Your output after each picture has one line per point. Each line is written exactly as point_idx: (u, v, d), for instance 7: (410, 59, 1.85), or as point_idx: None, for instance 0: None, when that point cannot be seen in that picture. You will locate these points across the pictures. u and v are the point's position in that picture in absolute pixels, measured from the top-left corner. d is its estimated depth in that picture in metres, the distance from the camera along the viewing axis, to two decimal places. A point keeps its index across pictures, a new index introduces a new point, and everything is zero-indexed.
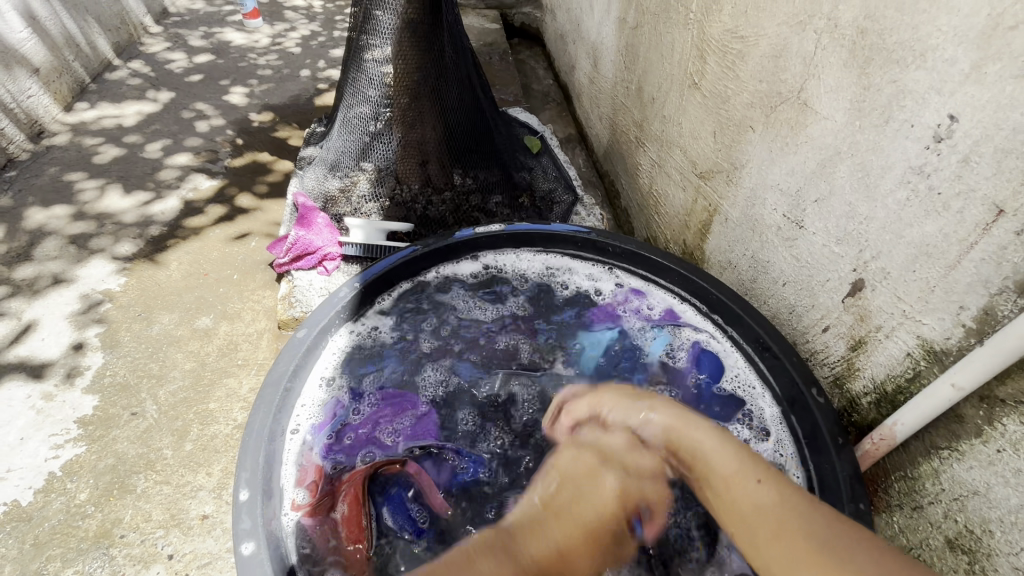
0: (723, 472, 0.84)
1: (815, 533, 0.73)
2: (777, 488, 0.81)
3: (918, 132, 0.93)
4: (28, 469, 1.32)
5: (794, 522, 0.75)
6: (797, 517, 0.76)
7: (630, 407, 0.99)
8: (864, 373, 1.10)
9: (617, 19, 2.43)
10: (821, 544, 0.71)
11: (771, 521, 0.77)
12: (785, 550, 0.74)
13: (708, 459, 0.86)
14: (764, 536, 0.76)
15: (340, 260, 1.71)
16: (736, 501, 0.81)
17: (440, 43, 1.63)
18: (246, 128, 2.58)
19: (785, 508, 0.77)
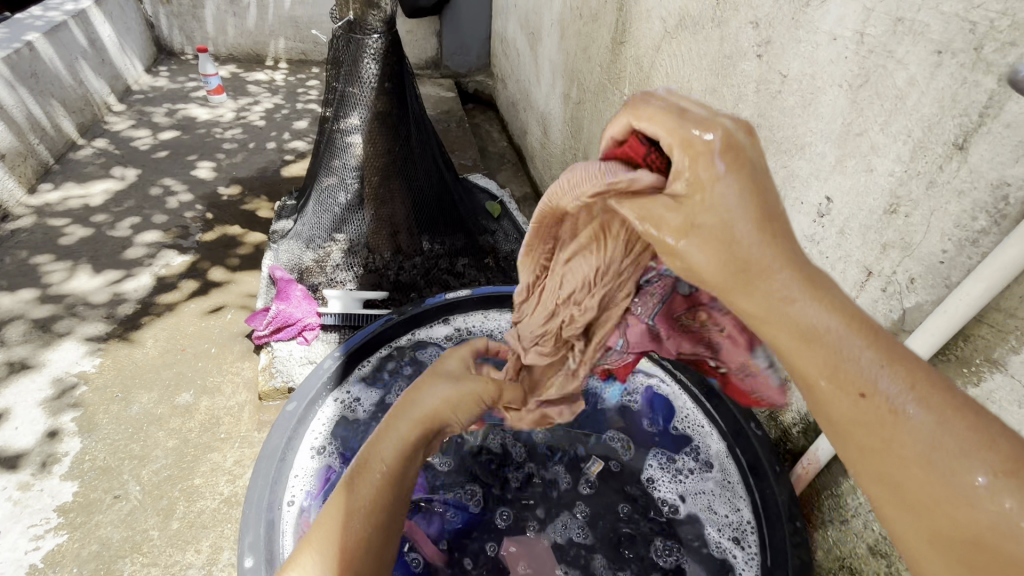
0: (833, 366, 0.51)
1: (941, 458, 0.48)
2: (917, 387, 0.50)
3: (806, 209, 1.16)
4: (7, 563, 1.32)
5: (916, 443, 0.49)
6: (924, 441, 0.48)
7: (719, 236, 0.54)
8: (790, 408, 1.27)
9: (561, 94, 2.72)
10: (944, 481, 0.48)
11: (875, 437, 0.50)
12: (884, 477, 0.51)
13: (810, 345, 0.52)
14: (864, 451, 0.52)
15: (319, 329, 1.79)
16: (831, 402, 0.52)
17: (406, 130, 1.80)
18: (216, 202, 2.67)
19: (908, 428, 0.49)
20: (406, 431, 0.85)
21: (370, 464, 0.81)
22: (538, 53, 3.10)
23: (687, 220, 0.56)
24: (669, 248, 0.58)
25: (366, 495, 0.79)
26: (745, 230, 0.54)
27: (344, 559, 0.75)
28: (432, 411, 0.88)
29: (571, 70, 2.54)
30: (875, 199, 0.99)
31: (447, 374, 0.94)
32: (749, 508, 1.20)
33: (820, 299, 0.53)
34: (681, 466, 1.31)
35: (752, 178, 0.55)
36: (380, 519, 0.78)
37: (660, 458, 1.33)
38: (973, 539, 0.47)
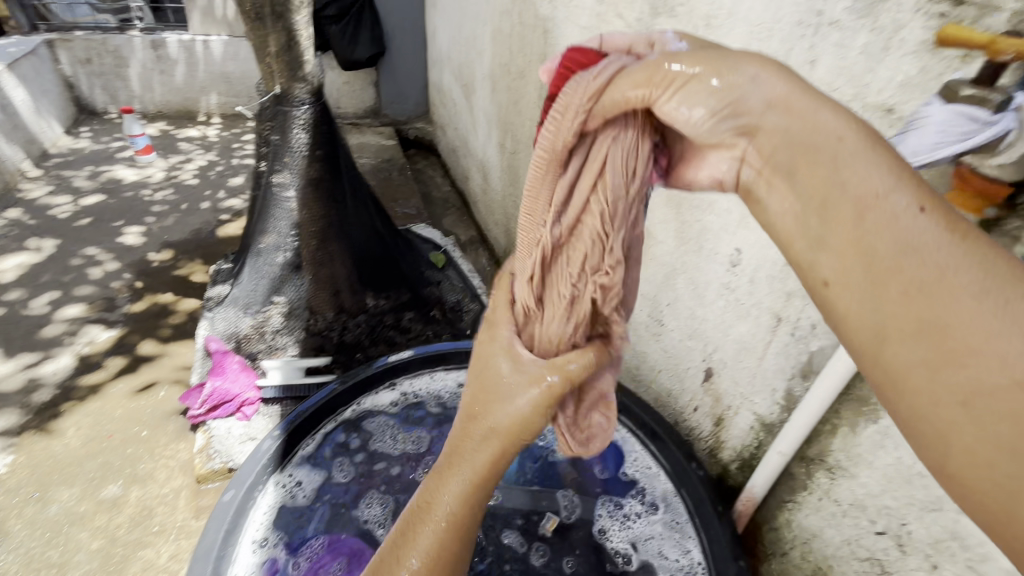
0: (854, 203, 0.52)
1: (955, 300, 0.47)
2: (947, 227, 0.49)
3: (720, 259, 1.25)
4: None
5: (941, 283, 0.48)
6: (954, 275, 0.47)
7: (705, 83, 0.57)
8: (727, 445, 1.33)
9: (497, 143, 2.82)
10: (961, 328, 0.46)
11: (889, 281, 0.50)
12: (900, 339, 0.50)
13: (846, 172, 0.53)
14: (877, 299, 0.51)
15: (259, 403, 1.71)
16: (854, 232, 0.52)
17: (341, 194, 1.80)
18: (146, 268, 2.55)
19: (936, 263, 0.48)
20: (468, 472, 0.77)
21: (432, 503, 0.78)
22: (473, 103, 3.21)
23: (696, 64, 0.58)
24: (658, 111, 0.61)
25: (429, 536, 0.77)
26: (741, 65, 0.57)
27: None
28: (497, 436, 0.76)
29: (504, 122, 2.64)
30: (776, 252, 1.08)
31: (508, 389, 0.76)
32: (698, 549, 1.23)
33: (841, 118, 0.55)
34: (628, 512, 1.33)
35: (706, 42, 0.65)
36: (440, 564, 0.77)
37: (609, 506, 1.36)
38: (992, 391, 0.45)
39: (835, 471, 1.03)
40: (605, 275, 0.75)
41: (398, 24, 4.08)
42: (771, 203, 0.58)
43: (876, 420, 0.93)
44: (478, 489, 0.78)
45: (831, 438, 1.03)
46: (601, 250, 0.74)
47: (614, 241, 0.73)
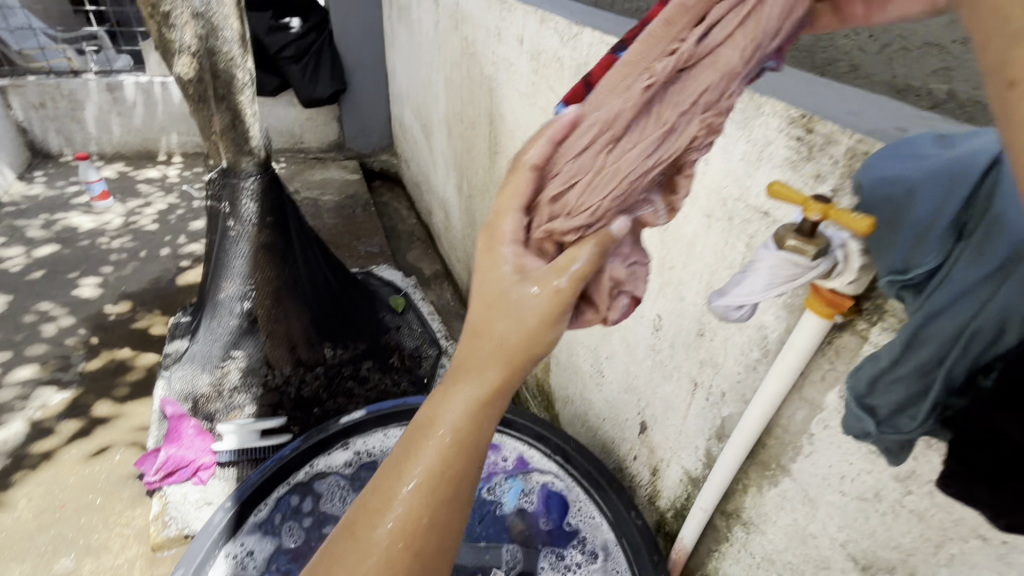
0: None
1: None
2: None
3: (646, 322, 1.34)
4: None
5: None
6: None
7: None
8: (663, 494, 1.41)
9: (455, 185, 2.90)
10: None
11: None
12: None
13: None
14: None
15: (215, 467, 1.74)
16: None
17: (293, 254, 1.85)
18: (102, 322, 2.53)
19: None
20: (473, 389, 0.64)
21: (432, 419, 0.65)
22: (432, 144, 3.29)
23: None
24: None
25: (427, 463, 0.64)
26: None
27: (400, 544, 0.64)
28: (498, 347, 0.62)
29: (459, 166, 2.72)
30: (689, 322, 1.18)
31: (518, 295, 0.61)
32: None
33: None
34: (569, 563, 1.40)
35: None
36: (444, 488, 0.64)
37: (552, 558, 1.43)
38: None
39: (748, 526, 1.12)
40: (713, 118, 0.62)
41: (359, 62, 4.15)
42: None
43: (775, 483, 1.02)
44: (490, 408, 0.64)
45: (743, 496, 1.11)
46: (724, 88, 0.60)
47: (737, 86, 0.61)
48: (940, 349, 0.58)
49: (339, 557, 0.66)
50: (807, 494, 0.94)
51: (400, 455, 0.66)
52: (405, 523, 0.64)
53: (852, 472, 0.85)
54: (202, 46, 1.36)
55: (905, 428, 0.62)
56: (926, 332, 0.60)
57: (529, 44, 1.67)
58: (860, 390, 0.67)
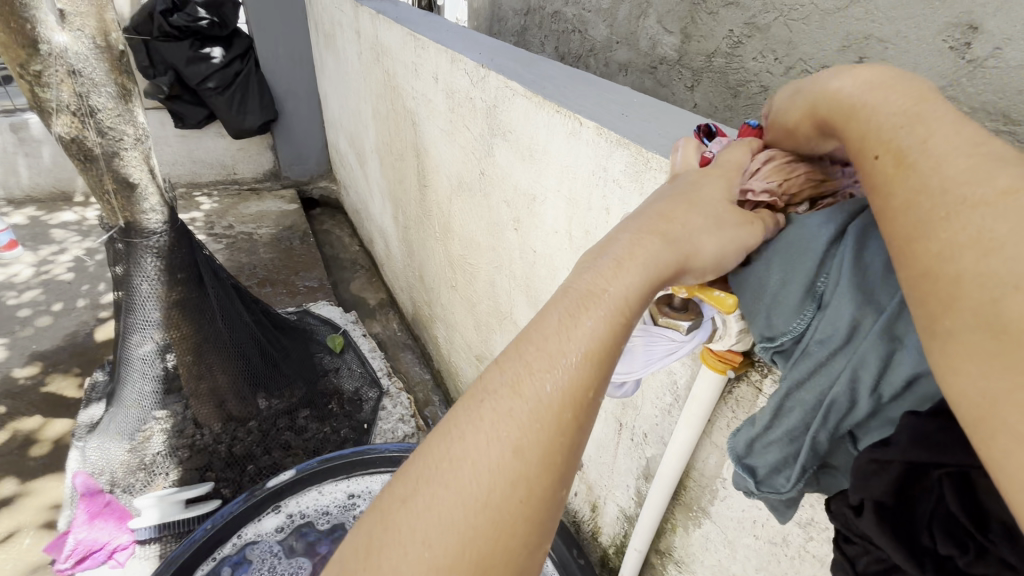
0: (856, 103, 0.50)
1: (982, 181, 0.39)
2: (940, 145, 0.43)
3: None
4: None
5: (941, 188, 0.41)
6: (903, 194, 0.43)
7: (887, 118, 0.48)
8: (603, 530, 1.40)
9: (391, 215, 2.85)
10: (953, 210, 0.39)
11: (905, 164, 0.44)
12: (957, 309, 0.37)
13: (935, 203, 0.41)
14: (875, 182, 0.46)
15: (133, 546, 1.63)
16: (873, 110, 0.49)
17: (212, 307, 1.75)
18: (11, 388, 2.33)
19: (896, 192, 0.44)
20: (649, 260, 0.52)
21: (593, 287, 0.51)
22: (367, 173, 3.22)
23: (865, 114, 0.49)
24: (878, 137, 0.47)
25: (571, 351, 0.48)
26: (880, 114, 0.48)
27: (537, 440, 0.46)
28: (661, 224, 0.55)
29: (394, 196, 2.68)
30: None
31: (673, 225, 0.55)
32: None
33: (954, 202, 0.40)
34: None
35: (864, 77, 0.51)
36: (578, 401, 0.48)
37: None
38: (970, 300, 0.37)
39: (680, 565, 1.12)
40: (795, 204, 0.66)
41: (290, 89, 4.04)
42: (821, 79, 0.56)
43: (697, 525, 1.02)
44: (659, 289, 0.53)
45: (672, 535, 1.11)
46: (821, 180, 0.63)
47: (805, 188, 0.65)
48: (806, 418, 0.60)
49: (417, 471, 0.46)
50: (727, 537, 0.95)
51: (539, 326, 0.50)
52: (547, 422, 0.47)
53: (763, 517, 0.86)
54: (83, 104, 1.34)
55: (782, 488, 0.64)
56: (793, 401, 0.61)
57: (444, 83, 1.66)
58: (741, 450, 0.68)
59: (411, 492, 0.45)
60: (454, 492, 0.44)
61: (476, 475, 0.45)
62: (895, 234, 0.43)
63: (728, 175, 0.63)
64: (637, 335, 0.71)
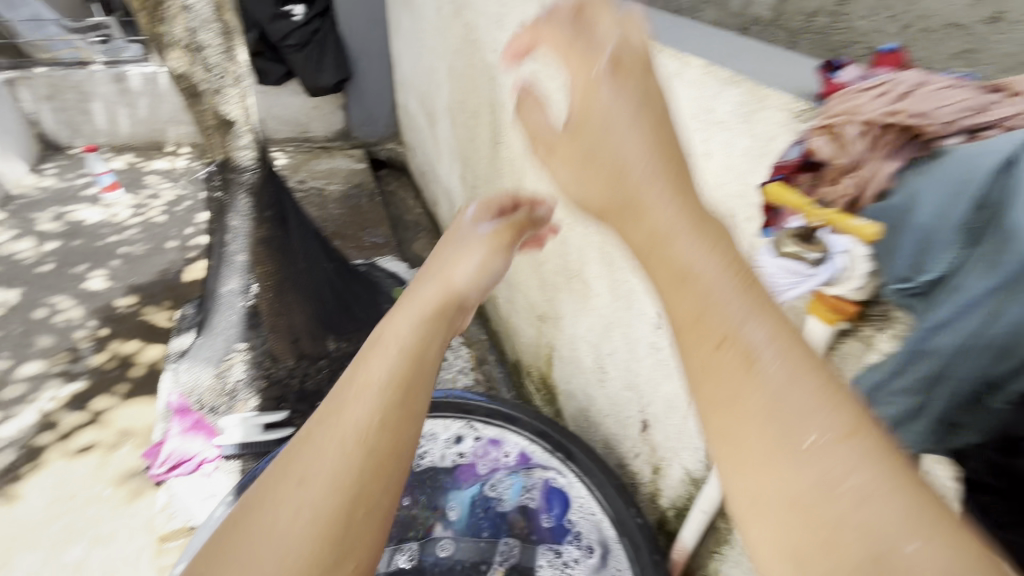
0: (675, 253, 0.48)
1: (795, 382, 0.41)
2: (777, 340, 0.43)
3: (647, 320, 1.31)
4: None
5: (760, 387, 0.41)
6: (750, 400, 0.41)
7: (701, 269, 0.46)
8: (664, 493, 1.39)
9: (458, 175, 2.86)
10: (770, 405, 0.40)
11: (705, 327, 0.44)
12: (765, 511, 0.39)
13: (748, 401, 0.41)
14: (705, 363, 0.44)
15: (219, 460, 1.81)
16: (701, 271, 0.46)
17: (292, 247, 1.85)
18: (112, 314, 2.56)
19: (740, 388, 0.42)
20: (424, 303, 0.81)
21: (385, 342, 0.73)
22: (436, 133, 3.23)
23: (678, 265, 0.47)
24: (689, 281, 0.46)
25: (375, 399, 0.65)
26: (684, 252, 0.48)
27: (330, 462, 0.60)
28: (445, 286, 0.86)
29: (463, 155, 2.68)
30: None
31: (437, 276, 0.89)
32: None
33: (764, 395, 0.41)
34: (566, 560, 1.41)
35: (682, 202, 0.51)
36: (395, 423, 0.65)
37: (551, 554, 1.43)
38: (837, 552, 0.36)
39: None
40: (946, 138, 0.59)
41: (363, 48, 4.10)
42: (550, 148, 0.62)
43: None
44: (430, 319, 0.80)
45: None
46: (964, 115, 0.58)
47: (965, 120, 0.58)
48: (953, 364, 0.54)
49: (267, 513, 0.57)
50: None
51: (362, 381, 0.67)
52: (335, 452, 0.60)
53: None
54: (192, 40, 1.44)
55: (907, 444, 0.59)
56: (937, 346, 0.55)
57: (529, 31, 1.62)
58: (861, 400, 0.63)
59: (263, 524, 0.56)
60: (285, 516, 0.56)
61: (297, 494, 0.58)
62: (709, 419, 0.44)
63: (845, 101, 0.65)
64: (756, 270, 0.70)
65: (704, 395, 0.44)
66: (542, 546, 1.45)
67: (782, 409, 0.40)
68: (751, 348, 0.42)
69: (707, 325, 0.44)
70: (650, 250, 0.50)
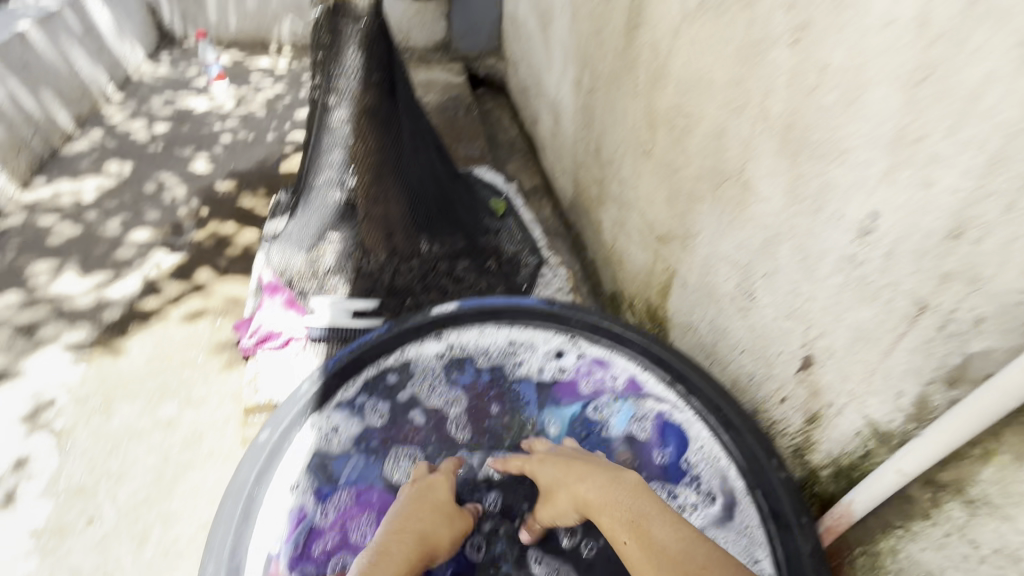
0: (608, 497, 1.08)
1: (687, 547, 0.98)
2: (669, 521, 1.02)
3: (846, 225, 0.99)
4: None
5: (672, 553, 0.97)
6: (672, 551, 0.97)
7: (605, 494, 1.09)
8: (821, 447, 1.12)
9: (572, 80, 2.53)
10: (670, 554, 0.97)
11: (655, 544, 0.98)
12: None
13: (683, 561, 0.95)
14: (638, 552, 0.99)
15: (307, 340, 1.74)
16: (615, 504, 1.07)
17: (398, 124, 1.67)
18: (213, 196, 2.56)
19: (671, 555, 0.96)
20: (410, 550, 1.04)
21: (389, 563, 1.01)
22: (549, 36, 2.89)
23: (599, 501, 1.09)
24: (604, 512, 1.07)
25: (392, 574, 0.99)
26: (615, 500, 1.08)
27: None
28: (424, 541, 1.06)
29: (582, 55, 2.35)
30: (936, 219, 0.82)
31: (415, 516, 1.10)
32: (769, 561, 1.08)
33: (676, 552, 0.97)
34: (682, 505, 1.20)
35: (596, 468, 1.15)
36: None
37: (660, 493, 1.23)
38: None
39: (977, 506, 0.81)
40: None
41: None
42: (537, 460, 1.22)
43: None
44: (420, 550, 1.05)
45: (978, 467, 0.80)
46: None
47: None
48: None
49: None
50: None
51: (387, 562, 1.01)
52: None
53: None
54: None
55: None
56: None
57: None
58: None
59: None
60: None
61: None
62: None
63: None
64: None
65: (662, 563, 0.96)
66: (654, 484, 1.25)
67: (682, 551, 0.97)
68: (651, 521, 1.02)
69: (640, 539, 1.00)
70: (599, 511, 1.08)
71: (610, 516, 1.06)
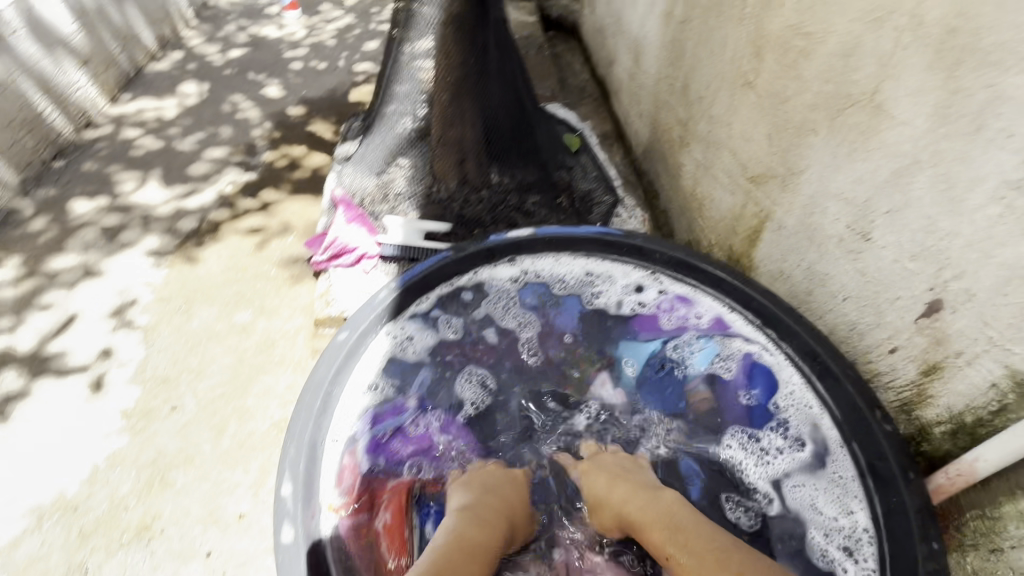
0: (658, 509, 1.04)
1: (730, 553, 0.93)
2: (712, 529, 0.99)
3: (1016, 144, 0.85)
4: (88, 456, 1.50)
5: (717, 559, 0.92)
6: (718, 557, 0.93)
7: (649, 502, 1.06)
8: (940, 401, 1.02)
9: (662, 12, 2.33)
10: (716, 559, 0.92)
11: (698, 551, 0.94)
12: None
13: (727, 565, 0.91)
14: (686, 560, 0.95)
15: (378, 259, 1.73)
16: (660, 514, 1.03)
17: (484, 40, 1.62)
18: (285, 120, 2.57)
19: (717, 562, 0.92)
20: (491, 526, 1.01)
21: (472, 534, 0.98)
22: None
23: (646, 511, 1.04)
24: (651, 524, 1.03)
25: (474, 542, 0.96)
26: (667, 508, 1.04)
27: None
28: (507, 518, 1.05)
29: None
30: None
31: (488, 496, 1.09)
32: (865, 513, 1.03)
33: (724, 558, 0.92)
34: (766, 447, 1.18)
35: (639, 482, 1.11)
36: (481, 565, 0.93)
37: (740, 435, 1.21)
38: None
39: None
40: None
41: None
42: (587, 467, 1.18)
43: None
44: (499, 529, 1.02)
45: None
46: None
47: None
48: None
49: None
50: None
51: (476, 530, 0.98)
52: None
53: None
54: None
55: None
56: None
57: None
58: None
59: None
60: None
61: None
62: None
63: None
64: None
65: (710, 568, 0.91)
66: (732, 426, 1.23)
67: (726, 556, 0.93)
68: (695, 529, 0.99)
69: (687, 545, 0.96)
70: (647, 521, 1.03)
71: (657, 526, 1.02)
